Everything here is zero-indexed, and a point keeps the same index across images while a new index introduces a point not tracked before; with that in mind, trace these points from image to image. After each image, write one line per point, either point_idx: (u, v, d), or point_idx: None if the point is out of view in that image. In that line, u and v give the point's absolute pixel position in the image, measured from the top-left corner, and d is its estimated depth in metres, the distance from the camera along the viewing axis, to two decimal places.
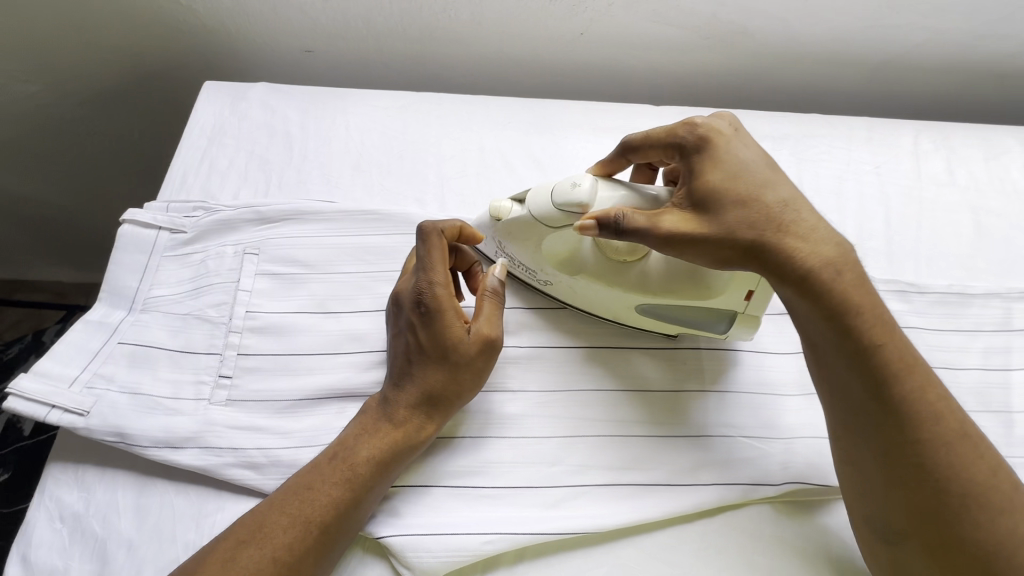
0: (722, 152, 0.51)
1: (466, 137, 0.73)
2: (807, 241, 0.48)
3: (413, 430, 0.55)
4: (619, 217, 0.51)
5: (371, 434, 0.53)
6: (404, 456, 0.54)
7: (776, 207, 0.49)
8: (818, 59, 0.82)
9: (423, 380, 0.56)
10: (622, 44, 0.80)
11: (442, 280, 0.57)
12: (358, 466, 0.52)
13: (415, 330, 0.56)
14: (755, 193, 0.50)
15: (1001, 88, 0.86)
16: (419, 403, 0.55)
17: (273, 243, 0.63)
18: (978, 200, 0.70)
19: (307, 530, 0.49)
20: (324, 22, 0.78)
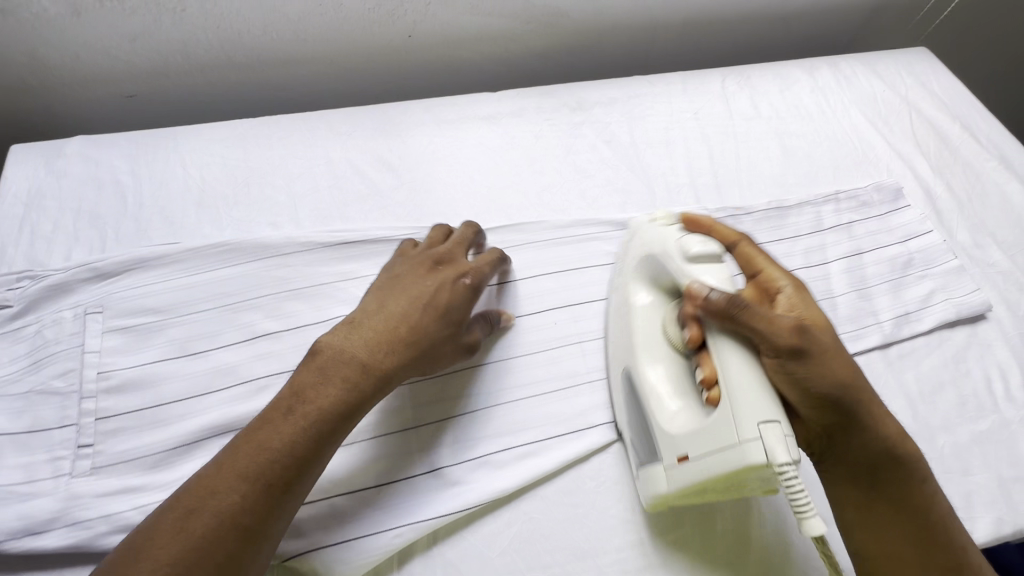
0: (811, 307, 0.51)
1: (312, 153, 0.75)
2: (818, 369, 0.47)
3: (387, 381, 0.51)
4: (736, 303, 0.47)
5: (335, 381, 0.49)
6: (371, 404, 0.50)
7: (829, 348, 0.48)
8: (629, 27, 0.94)
9: (421, 341, 0.53)
10: (451, 40, 0.87)
11: (483, 270, 0.59)
12: (298, 442, 0.46)
13: (437, 290, 0.55)
14: (829, 343, 0.49)
15: (786, 28, 1.04)
16: (403, 355, 0.52)
17: (118, 296, 0.60)
18: (781, 127, 0.87)
19: (265, 491, 0.44)
20: (141, 63, 0.79)
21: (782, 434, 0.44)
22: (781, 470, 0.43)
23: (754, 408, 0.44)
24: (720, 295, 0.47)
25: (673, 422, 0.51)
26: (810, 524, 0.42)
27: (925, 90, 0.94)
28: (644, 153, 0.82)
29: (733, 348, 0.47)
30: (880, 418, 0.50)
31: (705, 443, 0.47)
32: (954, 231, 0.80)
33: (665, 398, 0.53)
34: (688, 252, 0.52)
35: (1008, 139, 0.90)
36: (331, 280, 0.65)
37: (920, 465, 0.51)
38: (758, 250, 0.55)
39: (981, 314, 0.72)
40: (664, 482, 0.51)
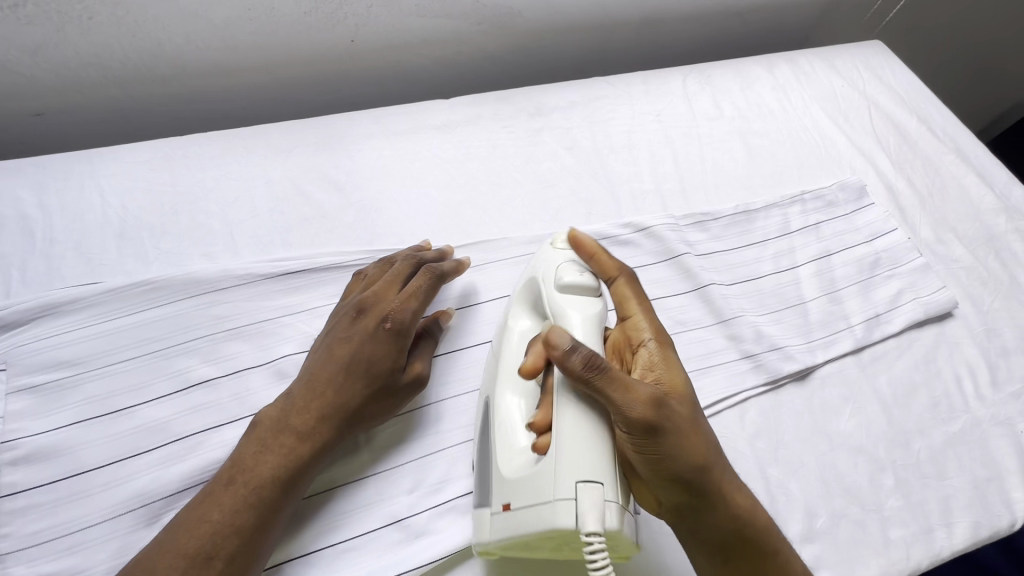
0: (673, 365, 0.49)
1: (249, 174, 0.69)
2: (675, 452, 0.44)
3: (323, 445, 0.49)
4: (593, 362, 0.43)
5: (273, 449, 0.47)
6: (313, 469, 0.49)
7: (692, 419, 0.46)
8: (585, 26, 0.90)
9: (347, 397, 0.50)
10: (398, 44, 0.82)
11: (409, 307, 0.54)
12: (242, 515, 0.44)
13: (359, 343, 0.51)
14: (694, 416, 0.47)
15: (743, 24, 1.02)
16: (335, 417, 0.50)
17: (24, 350, 0.53)
18: (744, 126, 0.85)
19: (209, 565, 0.42)
20: (47, 78, 0.71)
21: (603, 497, 0.41)
22: (587, 540, 0.40)
23: (579, 465, 0.42)
24: (581, 356, 0.43)
25: (508, 463, 0.47)
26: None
27: (882, 84, 0.94)
28: (607, 159, 0.79)
29: (581, 408, 0.44)
30: (730, 498, 0.47)
31: (530, 493, 0.43)
32: (917, 228, 0.79)
33: (515, 430, 0.49)
34: (561, 280, 0.50)
35: (962, 132, 0.91)
36: (275, 315, 0.60)
37: (770, 536, 0.48)
38: (634, 288, 0.53)
39: (948, 311, 0.72)
40: (489, 527, 0.47)
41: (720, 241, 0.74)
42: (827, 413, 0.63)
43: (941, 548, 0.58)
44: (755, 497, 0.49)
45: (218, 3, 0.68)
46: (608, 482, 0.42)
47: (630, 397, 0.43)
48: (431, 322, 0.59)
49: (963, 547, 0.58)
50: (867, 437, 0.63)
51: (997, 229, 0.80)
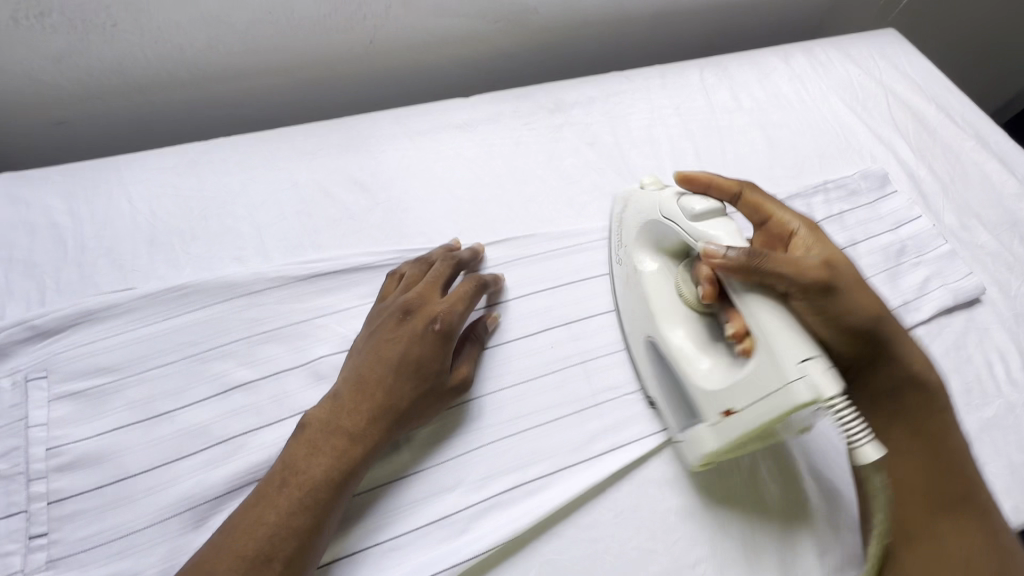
0: (831, 250, 0.51)
1: (275, 177, 0.69)
2: (848, 312, 0.48)
3: (375, 444, 0.49)
4: (756, 255, 0.46)
5: (324, 450, 0.47)
6: (365, 470, 0.49)
7: (865, 290, 0.49)
8: (600, 21, 0.90)
9: (396, 397, 0.50)
10: (416, 45, 0.82)
11: (456, 309, 0.55)
12: (296, 516, 0.44)
13: (407, 343, 0.52)
14: (863, 286, 0.49)
15: (756, 15, 1.02)
16: (385, 418, 0.50)
17: (64, 357, 0.53)
18: (763, 117, 0.85)
19: (268, 567, 0.42)
20: (70, 86, 0.71)
21: (825, 367, 0.43)
22: (830, 402, 0.42)
23: (789, 348, 0.44)
24: (738, 251, 0.47)
25: (705, 380, 0.52)
26: (863, 452, 0.42)
27: (899, 72, 0.94)
28: (629, 154, 0.79)
29: (765, 299, 0.46)
30: (903, 347, 0.51)
31: (750, 391, 0.47)
32: (941, 215, 0.79)
33: (695, 355, 0.53)
34: (693, 209, 0.52)
35: (980, 118, 0.91)
36: (308, 317, 0.60)
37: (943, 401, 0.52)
38: (762, 194, 0.54)
39: (976, 298, 0.72)
40: (710, 438, 0.51)
41: None
42: None
43: None
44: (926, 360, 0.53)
45: (240, 7, 0.69)
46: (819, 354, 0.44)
47: (797, 274, 0.46)
48: (473, 324, 0.60)
49: None
50: None
51: (1021, 214, 0.80)
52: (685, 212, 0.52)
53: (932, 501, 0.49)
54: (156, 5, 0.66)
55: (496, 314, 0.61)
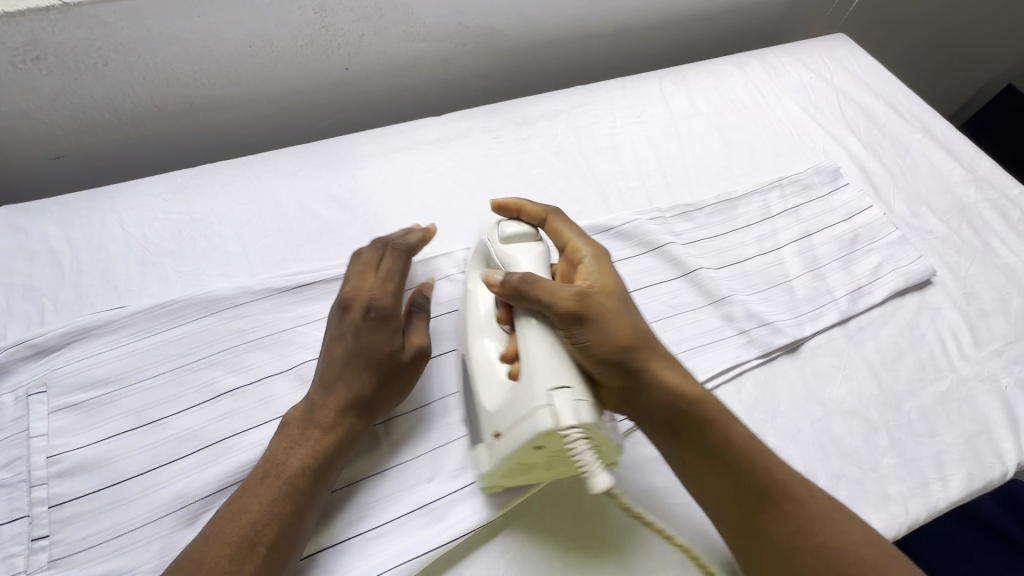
0: (602, 282, 0.55)
1: (259, 198, 0.73)
2: (600, 333, 0.50)
3: (348, 434, 0.53)
4: (518, 282, 0.52)
5: (303, 443, 0.52)
6: (342, 459, 0.53)
7: (621, 318, 0.52)
8: (563, 39, 0.96)
9: (350, 383, 0.54)
10: (389, 69, 0.87)
11: (388, 290, 0.57)
12: (280, 505, 0.48)
13: (352, 334, 0.55)
14: (620, 314, 0.53)
15: (713, 27, 1.08)
16: (359, 411, 0.54)
17: (63, 372, 0.57)
18: (720, 121, 0.90)
19: (253, 552, 0.46)
20: (65, 123, 0.76)
21: (573, 398, 0.46)
22: (566, 432, 0.45)
23: (545, 375, 0.47)
24: (515, 276, 0.52)
25: (488, 398, 0.52)
26: (594, 480, 0.44)
27: (848, 74, 0.99)
28: (593, 161, 0.83)
29: (534, 323, 0.51)
30: (661, 375, 0.52)
31: (509, 415, 0.49)
32: (892, 204, 0.84)
33: (492, 372, 0.53)
34: (504, 233, 0.58)
35: (927, 112, 0.96)
36: (292, 325, 0.63)
37: (726, 419, 0.51)
38: (566, 222, 0.60)
39: (926, 280, 0.76)
40: (485, 460, 0.52)
41: (706, 228, 0.78)
42: (819, 382, 0.67)
43: (938, 500, 0.60)
44: (693, 378, 0.53)
45: (223, 43, 0.74)
46: (575, 385, 0.47)
47: (557, 296, 0.51)
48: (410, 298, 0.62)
49: (959, 498, 0.61)
50: (859, 401, 0.66)
51: (968, 201, 0.85)
52: (499, 239, 0.58)
53: (745, 503, 0.48)
54: (143, 45, 0.71)
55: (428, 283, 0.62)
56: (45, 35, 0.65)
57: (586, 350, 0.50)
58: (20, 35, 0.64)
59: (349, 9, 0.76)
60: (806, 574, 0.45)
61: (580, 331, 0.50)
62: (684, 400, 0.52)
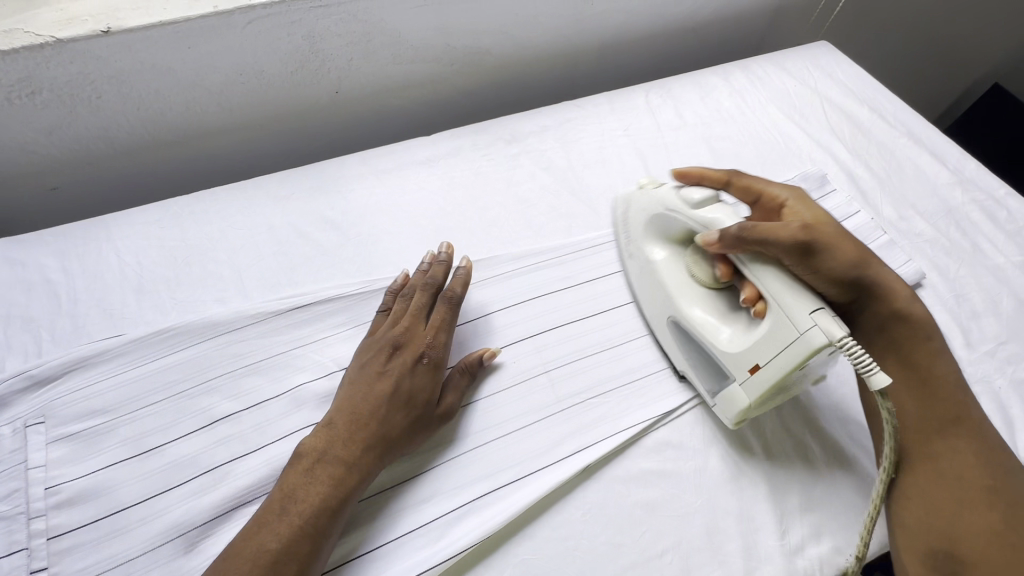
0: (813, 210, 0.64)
1: (253, 222, 0.74)
2: (835, 254, 0.57)
3: (368, 471, 0.53)
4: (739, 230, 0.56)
5: (320, 479, 0.51)
6: (358, 495, 0.53)
7: (843, 232, 0.60)
8: (549, 55, 0.97)
9: (391, 424, 0.55)
10: (379, 90, 0.89)
11: (441, 338, 0.61)
12: (297, 541, 0.48)
13: (398, 378, 0.57)
14: (838, 231, 0.60)
15: (698, 38, 1.09)
16: (378, 449, 0.54)
17: (60, 402, 0.58)
18: (707, 132, 0.91)
19: None
20: (60, 154, 0.77)
21: (831, 317, 0.52)
22: (842, 344, 0.50)
23: (800, 303, 0.53)
24: (732, 227, 0.57)
25: (728, 343, 0.59)
26: (875, 380, 0.48)
27: (832, 80, 1.00)
28: (582, 175, 0.84)
29: (764, 267, 0.56)
30: (881, 290, 0.60)
31: (772, 346, 0.55)
32: (880, 208, 0.85)
33: (716, 326, 0.61)
34: (692, 199, 0.63)
35: (911, 116, 0.97)
36: (287, 348, 0.64)
37: (926, 333, 0.60)
38: (746, 179, 0.66)
39: (916, 282, 0.76)
40: (744, 396, 0.58)
41: None
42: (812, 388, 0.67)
43: None
44: (886, 296, 0.60)
45: (214, 71, 0.75)
46: (821, 306, 0.53)
47: (783, 233, 0.55)
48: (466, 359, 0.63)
49: None
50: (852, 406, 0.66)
51: (955, 202, 0.86)
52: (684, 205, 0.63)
53: (943, 421, 0.56)
54: (136, 77, 0.72)
55: (491, 350, 0.64)
56: (40, 71, 0.67)
57: (829, 273, 0.57)
58: (15, 72, 0.66)
59: (337, 34, 0.78)
60: (982, 497, 0.52)
61: (817, 261, 0.56)
62: (892, 312, 0.60)
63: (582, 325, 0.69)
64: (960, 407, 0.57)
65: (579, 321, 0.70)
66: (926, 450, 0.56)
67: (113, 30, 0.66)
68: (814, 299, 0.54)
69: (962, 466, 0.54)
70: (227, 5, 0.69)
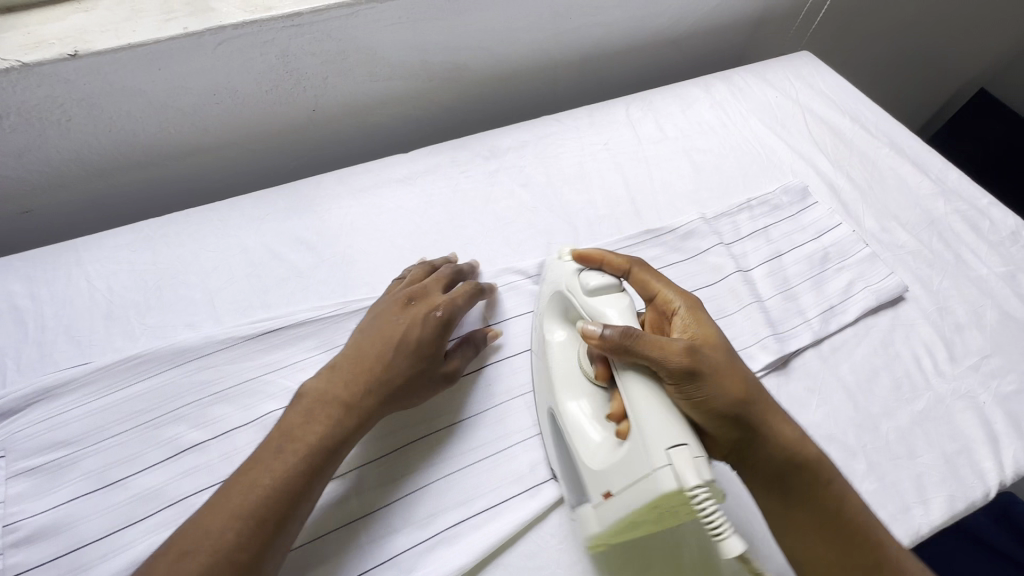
0: (701, 332, 0.53)
1: (226, 244, 0.73)
2: (717, 387, 0.49)
3: (365, 418, 0.56)
4: (606, 334, 0.50)
5: (317, 419, 0.54)
6: (353, 440, 0.55)
7: (731, 368, 0.51)
8: (529, 70, 0.97)
9: (394, 370, 0.58)
10: (356, 108, 0.88)
11: (457, 301, 0.63)
12: (292, 477, 0.50)
13: (408, 327, 0.60)
14: (727, 368, 0.51)
15: (679, 50, 1.09)
16: (378, 391, 0.57)
17: (22, 435, 0.56)
18: (688, 145, 0.91)
19: (261, 526, 0.48)
20: (32, 178, 0.76)
21: (693, 456, 0.44)
22: (693, 494, 0.43)
23: (662, 435, 0.45)
24: (615, 330, 0.49)
25: (594, 457, 0.52)
26: (727, 544, 0.42)
27: (813, 91, 1.00)
28: (562, 191, 0.84)
29: (638, 380, 0.49)
30: (778, 428, 0.51)
31: (623, 472, 0.48)
32: (862, 219, 0.84)
33: (587, 431, 0.54)
34: (589, 286, 0.55)
35: (893, 126, 0.97)
36: (258, 373, 0.63)
37: (834, 479, 0.51)
38: (650, 273, 0.59)
39: (899, 295, 0.76)
40: (593, 522, 0.51)
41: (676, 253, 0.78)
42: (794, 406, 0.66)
43: (919, 525, 0.59)
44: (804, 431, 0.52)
45: (187, 92, 0.75)
46: (692, 442, 0.45)
47: (664, 353, 0.48)
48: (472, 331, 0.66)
49: (941, 522, 0.60)
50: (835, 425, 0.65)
51: (938, 213, 0.85)
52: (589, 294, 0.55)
53: (845, 548, 0.49)
54: (107, 99, 0.71)
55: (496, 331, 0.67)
56: (6, 95, 0.66)
57: (706, 406, 0.48)
58: None
59: (311, 53, 0.77)
60: None
61: (705, 386, 0.49)
62: (791, 444, 0.51)
63: None
64: (861, 535, 0.49)
65: None
66: None
67: (81, 53, 0.65)
68: (691, 435, 0.46)
69: None
70: (196, 26, 0.68)
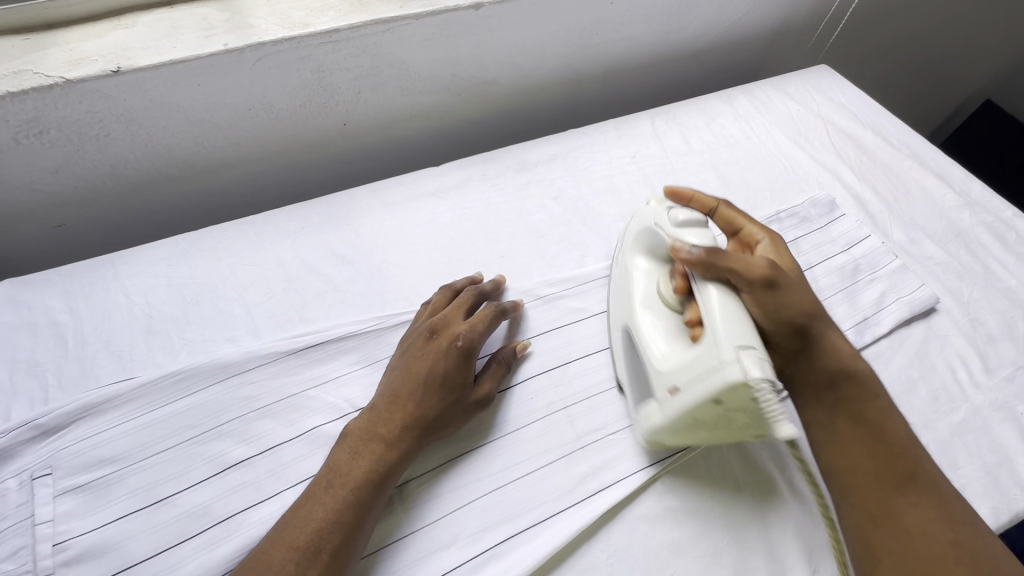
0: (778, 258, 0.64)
1: (262, 258, 0.74)
2: (794, 292, 0.57)
3: (406, 451, 0.56)
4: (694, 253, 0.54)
5: (363, 454, 0.55)
6: (399, 472, 0.55)
7: (802, 278, 0.61)
8: (554, 84, 0.98)
9: (426, 407, 0.57)
10: (385, 122, 0.89)
11: (477, 328, 0.62)
12: (343, 511, 0.51)
13: (434, 361, 0.60)
14: (800, 279, 0.61)
15: (699, 64, 1.11)
16: (416, 427, 0.57)
17: (68, 452, 0.56)
18: (714, 157, 0.92)
19: (318, 558, 0.48)
20: (67, 192, 0.76)
21: (759, 356, 0.48)
22: (757, 386, 0.47)
23: (731, 334, 0.50)
24: (700, 250, 0.54)
25: (663, 360, 0.55)
26: (781, 428, 0.47)
27: (835, 104, 1.01)
28: (592, 204, 0.84)
29: (716, 293, 0.53)
30: (836, 340, 0.59)
31: (691, 370, 0.52)
32: (890, 231, 0.85)
33: (656, 340, 0.58)
34: (677, 219, 0.60)
35: (914, 138, 0.98)
36: (301, 389, 0.63)
37: (882, 397, 0.58)
38: (733, 208, 0.69)
39: (931, 306, 0.76)
40: (659, 414, 0.56)
41: None
42: None
43: None
44: (855, 353, 0.60)
45: (222, 107, 0.75)
46: (757, 345, 0.49)
47: (752, 265, 0.55)
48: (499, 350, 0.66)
49: None
50: None
51: (963, 224, 0.86)
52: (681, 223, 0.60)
53: (885, 483, 0.53)
54: (145, 114, 0.72)
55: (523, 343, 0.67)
56: (49, 111, 0.66)
57: (777, 310, 0.56)
58: (23, 113, 0.65)
59: (347, 68, 0.78)
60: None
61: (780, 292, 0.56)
62: (851, 360, 0.59)
63: (599, 358, 0.69)
64: (897, 454, 0.55)
65: (596, 354, 0.69)
66: (878, 519, 0.52)
67: (123, 69, 0.66)
68: (754, 338, 0.50)
69: (923, 525, 0.51)
70: (237, 43, 0.69)
